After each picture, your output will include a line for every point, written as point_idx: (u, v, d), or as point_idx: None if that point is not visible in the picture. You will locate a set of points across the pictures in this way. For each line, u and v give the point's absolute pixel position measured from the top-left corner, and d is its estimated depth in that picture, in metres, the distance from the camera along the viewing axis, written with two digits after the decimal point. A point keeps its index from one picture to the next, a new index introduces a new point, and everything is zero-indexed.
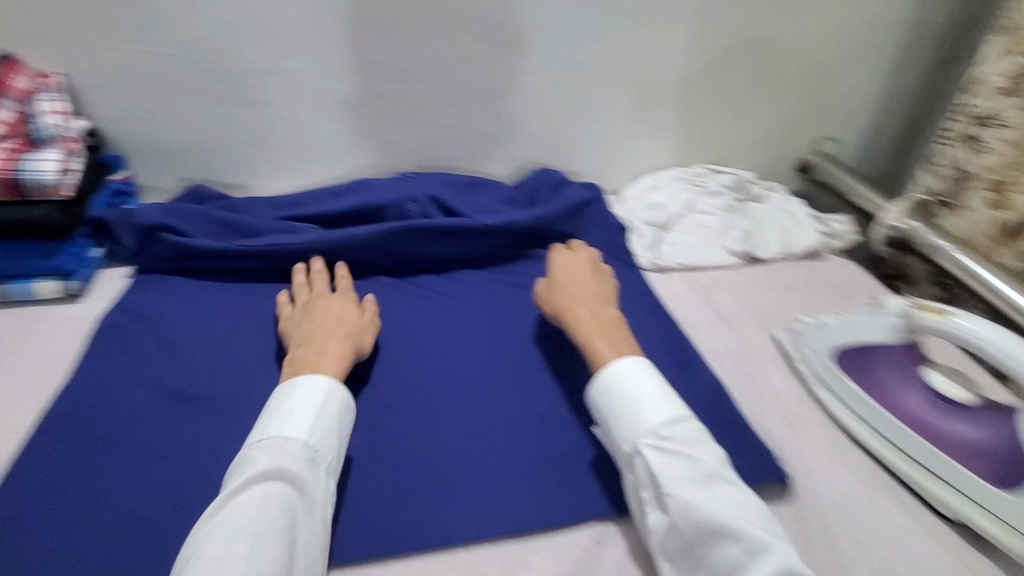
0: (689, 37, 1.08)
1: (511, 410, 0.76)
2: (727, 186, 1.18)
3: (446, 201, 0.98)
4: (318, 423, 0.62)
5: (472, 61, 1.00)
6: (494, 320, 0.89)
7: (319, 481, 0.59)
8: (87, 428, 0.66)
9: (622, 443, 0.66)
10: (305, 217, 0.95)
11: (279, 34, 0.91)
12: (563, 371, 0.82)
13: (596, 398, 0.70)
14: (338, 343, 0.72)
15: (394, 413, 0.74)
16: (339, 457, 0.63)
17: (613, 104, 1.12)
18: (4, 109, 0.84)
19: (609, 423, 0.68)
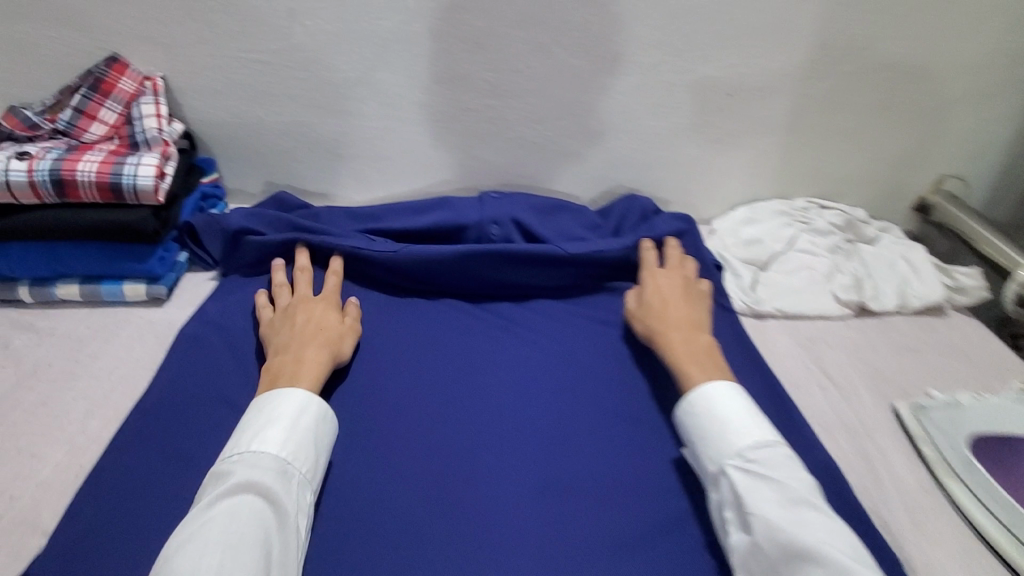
0: (811, 59, 0.97)
1: (591, 471, 0.70)
2: (836, 224, 1.07)
3: (529, 225, 0.93)
4: (296, 434, 0.62)
5: (568, 77, 0.94)
6: (578, 360, 0.83)
7: (294, 493, 0.59)
8: (161, 442, 0.64)
9: (708, 462, 0.66)
10: (383, 232, 0.92)
11: (373, 44, 0.88)
12: (650, 429, 0.75)
13: (683, 415, 0.70)
14: (318, 356, 0.71)
15: (461, 455, 0.70)
16: (319, 468, 0.63)
17: (714, 128, 1.03)
18: (108, 110, 0.86)
19: (695, 441, 0.68)
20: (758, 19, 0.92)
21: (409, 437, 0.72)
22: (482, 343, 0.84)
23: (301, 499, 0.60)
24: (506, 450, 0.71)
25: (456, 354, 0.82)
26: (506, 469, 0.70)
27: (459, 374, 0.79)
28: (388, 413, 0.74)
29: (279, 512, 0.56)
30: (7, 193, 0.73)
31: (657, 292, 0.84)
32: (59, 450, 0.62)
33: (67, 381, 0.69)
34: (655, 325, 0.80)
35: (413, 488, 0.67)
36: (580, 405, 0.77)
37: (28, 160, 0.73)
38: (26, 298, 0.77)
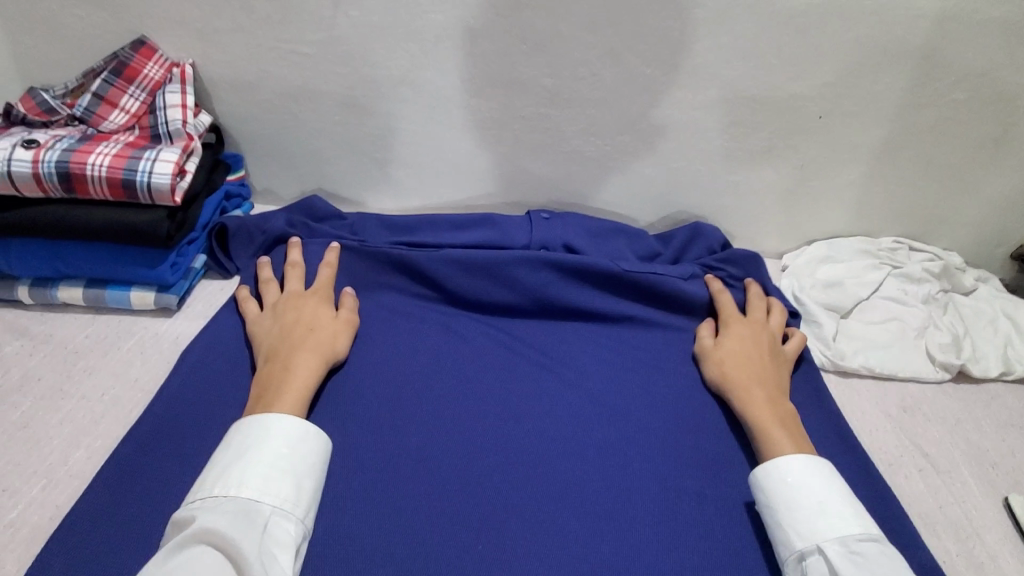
0: (920, 80, 0.84)
1: (650, 559, 0.57)
2: (931, 271, 0.94)
3: (583, 251, 0.82)
4: (269, 463, 0.53)
5: (636, 88, 0.83)
6: (637, 413, 0.69)
7: (260, 533, 0.48)
8: (150, 481, 0.56)
9: (793, 538, 0.54)
10: (416, 245, 0.82)
11: (422, 40, 0.79)
12: (722, 508, 0.61)
13: (760, 477, 0.59)
14: (308, 362, 0.64)
15: (494, 526, 0.58)
16: (304, 496, 0.53)
17: (795, 154, 0.91)
18: (130, 98, 0.80)
19: (773, 510, 0.57)
20: (863, 32, 0.79)
21: (431, 497, 0.59)
22: (520, 384, 0.70)
23: (284, 535, 0.50)
24: (548, 525, 0.58)
25: (491, 395, 0.69)
26: (549, 551, 0.56)
27: (492, 421, 0.66)
28: (408, 465, 0.62)
29: (252, 554, 0.46)
30: (9, 185, 0.65)
31: (740, 335, 0.74)
32: (33, 488, 0.55)
33: (55, 402, 0.62)
34: (734, 370, 0.70)
35: (436, 567, 0.55)
36: (639, 472, 0.63)
37: (35, 149, 0.66)
38: (25, 301, 0.70)
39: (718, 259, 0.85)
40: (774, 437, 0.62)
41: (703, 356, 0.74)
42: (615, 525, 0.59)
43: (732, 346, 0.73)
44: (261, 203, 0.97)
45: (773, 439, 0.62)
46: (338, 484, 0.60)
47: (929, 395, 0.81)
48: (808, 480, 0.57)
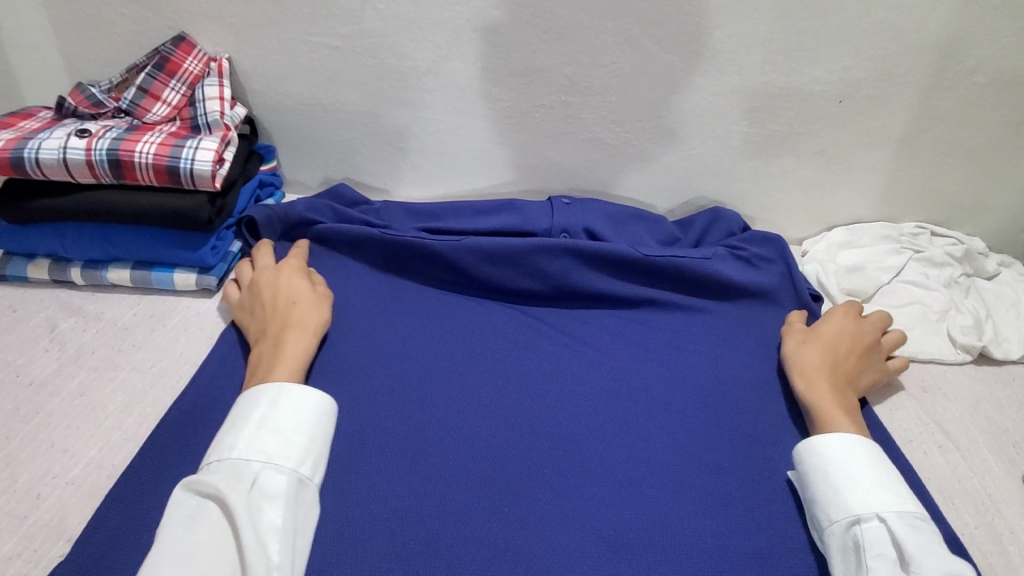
0: (941, 63, 0.84)
1: (670, 526, 0.59)
2: (954, 255, 0.94)
3: (604, 236, 0.84)
4: (256, 424, 0.55)
5: (655, 74, 0.85)
6: (657, 390, 0.71)
7: (250, 486, 0.51)
8: (196, 446, 0.59)
9: (852, 502, 0.55)
10: (441, 231, 0.85)
11: (446, 31, 0.82)
12: (741, 480, 0.63)
13: (823, 444, 0.60)
14: (294, 334, 0.65)
15: (521, 493, 0.60)
16: (297, 450, 0.55)
17: (815, 139, 0.92)
18: (172, 91, 0.84)
19: (831, 475, 0.58)
20: (883, 15, 0.80)
21: (459, 464, 0.61)
22: (543, 362, 0.73)
23: (276, 488, 0.52)
24: (571, 492, 0.60)
25: (515, 371, 0.71)
26: (571, 517, 0.58)
27: (517, 395, 0.68)
28: (436, 435, 0.64)
29: (240, 507, 0.49)
30: (63, 172, 0.69)
31: (836, 325, 0.74)
32: (90, 450, 0.59)
33: (108, 372, 0.66)
34: (810, 352, 0.71)
35: (464, 530, 0.57)
36: (659, 445, 0.65)
37: (87, 138, 0.70)
38: (76, 281, 0.75)
39: (738, 241, 0.86)
40: (831, 415, 0.64)
41: (786, 333, 0.76)
42: (637, 493, 0.61)
43: (831, 337, 0.72)
44: (292, 193, 1.01)
45: (830, 419, 0.63)
46: (371, 450, 0.62)
47: (949, 377, 0.82)
48: (859, 450, 0.59)
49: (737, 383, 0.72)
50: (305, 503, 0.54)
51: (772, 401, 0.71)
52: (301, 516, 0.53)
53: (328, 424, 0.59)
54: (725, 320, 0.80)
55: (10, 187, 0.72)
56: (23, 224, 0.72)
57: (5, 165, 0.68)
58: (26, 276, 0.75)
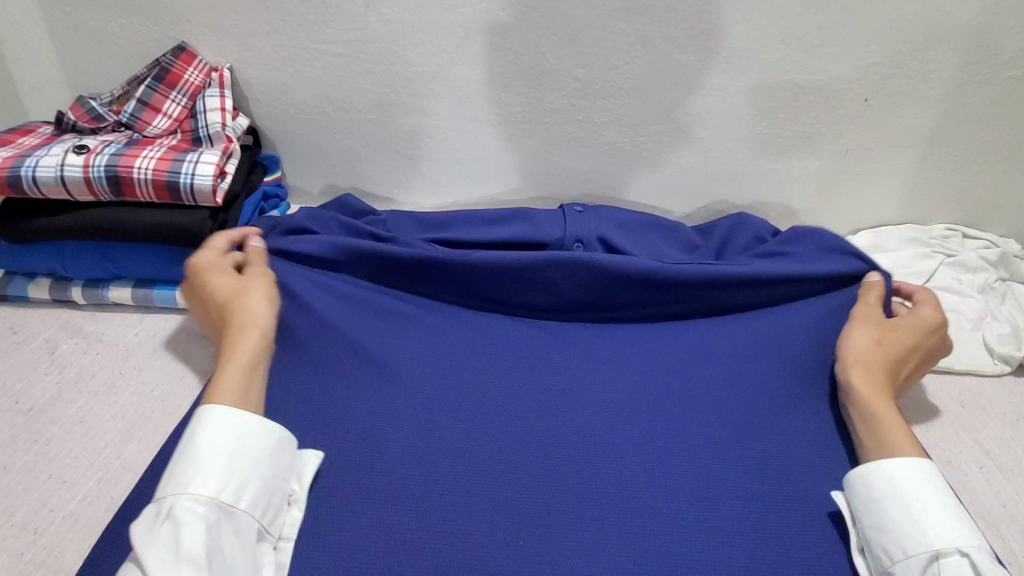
0: (975, 57, 0.79)
1: (693, 559, 0.55)
2: (987, 259, 0.90)
3: (619, 244, 0.81)
4: (178, 456, 0.53)
5: (670, 75, 0.81)
6: (679, 408, 0.67)
7: (162, 526, 0.49)
8: None
9: (930, 535, 0.52)
10: (450, 242, 0.82)
11: (452, 35, 0.79)
12: (769, 507, 0.59)
13: (893, 468, 0.56)
14: (242, 335, 0.63)
15: (533, 522, 0.57)
16: (218, 475, 0.52)
17: (839, 139, 0.87)
18: (172, 103, 0.82)
19: (906, 505, 0.54)
20: (912, 8, 0.76)
21: (471, 491, 0.59)
22: (558, 377, 0.69)
23: (194, 518, 0.49)
24: (590, 521, 0.57)
25: (527, 389, 0.68)
26: (588, 549, 0.55)
27: (532, 416, 0.65)
28: (448, 460, 0.61)
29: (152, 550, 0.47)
30: (61, 190, 0.67)
31: (914, 330, 0.70)
32: (89, 479, 0.57)
33: (108, 397, 0.64)
34: (878, 356, 0.67)
35: (479, 563, 0.54)
36: (681, 468, 0.62)
37: (85, 154, 0.68)
38: (77, 300, 0.73)
39: (776, 244, 0.80)
40: (892, 425, 0.61)
41: (858, 321, 0.70)
42: (658, 521, 0.58)
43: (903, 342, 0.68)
44: (298, 203, 0.99)
45: (891, 433, 0.60)
46: (381, 478, 0.59)
47: (986, 390, 0.78)
48: (924, 475, 0.56)
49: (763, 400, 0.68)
50: (235, 531, 0.51)
51: (800, 419, 0.67)
52: (231, 545, 0.50)
53: (258, 441, 0.55)
54: (755, 328, 0.73)
55: (6, 206, 0.70)
56: (21, 244, 0.70)
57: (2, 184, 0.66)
58: (27, 296, 0.73)
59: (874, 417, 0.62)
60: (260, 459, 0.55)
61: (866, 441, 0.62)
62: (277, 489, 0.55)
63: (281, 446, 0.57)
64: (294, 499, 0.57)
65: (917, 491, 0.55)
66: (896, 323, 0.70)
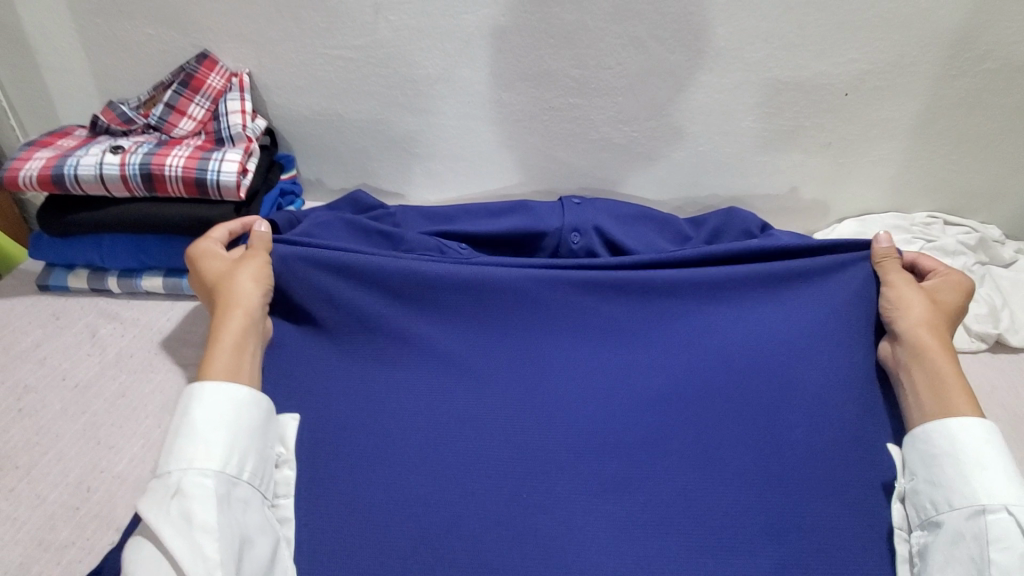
0: (950, 52, 0.84)
1: (685, 503, 0.61)
2: (967, 243, 0.94)
3: (613, 233, 0.85)
4: (175, 435, 0.57)
5: (662, 74, 0.86)
6: (680, 364, 0.69)
7: (167, 502, 0.53)
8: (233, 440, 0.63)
9: (979, 493, 0.57)
10: (453, 235, 0.87)
11: (456, 39, 0.85)
12: (758, 459, 0.63)
13: (958, 430, 0.60)
14: (228, 318, 0.66)
15: (534, 475, 0.62)
16: (220, 449, 0.57)
17: (822, 133, 0.92)
18: (197, 106, 0.88)
19: (961, 462, 0.59)
20: (887, 7, 0.80)
21: (478, 452, 0.63)
22: (562, 342, 0.72)
23: (203, 490, 0.54)
24: (586, 476, 0.62)
25: (528, 351, 0.71)
26: (586, 501, 0.61)
27: (534, 382, 0.68)
28: (458, 425, 0.65)
29: (165, 524, 0.52)
30: (100, 186, 0.73)
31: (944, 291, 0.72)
32: (132, 445, 0.63)
33: (145, 374, 0.70)
34: (922, 320, 0.69)
35: (487, 515, 0.60)
36: (675, 425, 0.66)
37: (121, 154, 0.74)
38: (113, 288, 0.79)
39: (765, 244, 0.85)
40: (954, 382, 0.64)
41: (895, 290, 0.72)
42: (650, 473, 0.62)
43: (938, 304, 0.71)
44: (311, 199, 1.05)
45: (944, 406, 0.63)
46: (398, 438, 0.64)
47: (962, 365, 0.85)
48: (979, 439, 0.60)
49: (778, 350, 0.69)
50: (242, 499, 0.57)
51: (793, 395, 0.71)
52: (241, 511, 0.56)
53: (251, 414, 0.60)
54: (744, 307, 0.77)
55: (50, 203, 0.76)
56: (63, 237, 0.76)
57: (47, 182, 0.72)
58: (67, 286, 0.79)
59: (937, 375, 0.65)
60: (255, 430, 0.60)
61: (928, 402, 0.64)
62: (267, 456, 0.61)
63: (267, 418, 0.63)
64: (283, 460, 0.63)
65: (973, 450, 0.59)
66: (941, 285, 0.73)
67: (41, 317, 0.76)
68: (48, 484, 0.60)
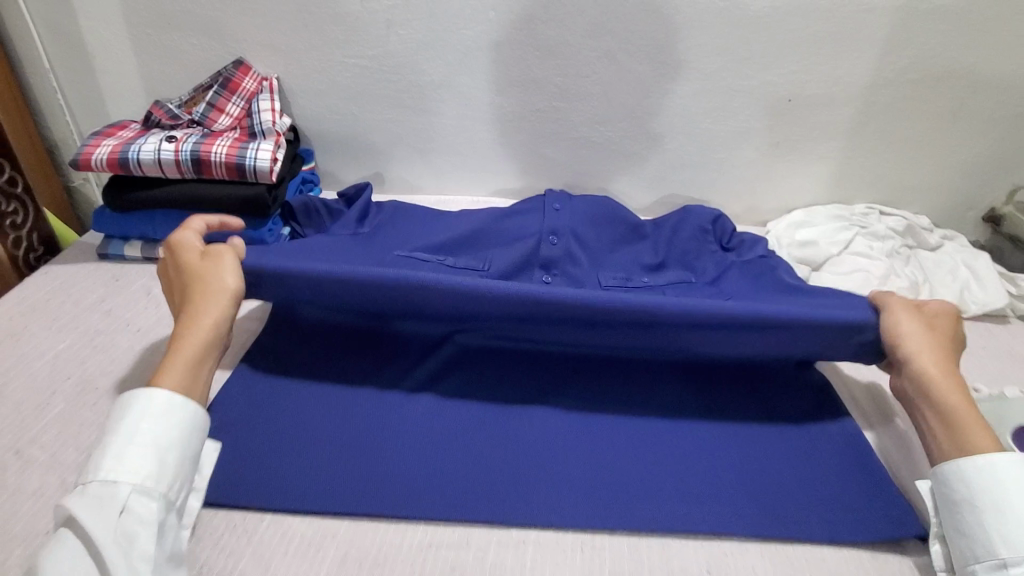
0: (877, 65, 0.99)
1: (642, 418, 0.72)
2: (897, 230, 1.08)
3: (584, 238, 0.95)
4: (125, 442, 0.54)
5: (632, 81, 1.01)
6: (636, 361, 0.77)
7: (105, 518, 0.50)
8: (257, 363, 0.75)
9: (996, 545, 0.54)
10: (437, 240, 0.92)
11: (456, 51, 1.00)
12: (691, 386, 0.76)
13: (980, 473, 0.57)
14: (191, 328, 0.62)
15: (500, 398, 0.73)
16: (168, 471, 0.54)
17: (770, 133, 1.07)
18: (233, 106, 1.02)
19: (978, 509, 0.56)
20: (820, 26, 0.95)
21: (469, 413, 0.71)
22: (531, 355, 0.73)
23: (146, 513, 0.52)
24: (549, 400, 0.73)
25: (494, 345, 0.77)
26: (550, 416, 0.71)
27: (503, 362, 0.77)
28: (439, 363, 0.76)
29: (102, 541, 0.50)
30: (157, 169, 0.87)
31: (942, 317, 0.70)
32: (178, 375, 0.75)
33: None
34: (931, 347, 0.65)
35: (464, 418, 0.70)
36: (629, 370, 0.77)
37: (174, 143, 0.88)
38: (163, 257, 0.92)
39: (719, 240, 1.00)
40: (965, 411, 0.61)
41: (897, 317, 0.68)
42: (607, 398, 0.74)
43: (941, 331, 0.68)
44: (326, 189, 1.19)
45: (965, 439, 0.59)
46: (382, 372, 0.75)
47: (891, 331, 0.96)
48: (1004, 478, 0.56)
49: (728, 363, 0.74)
50: (176, 527, 0.55)
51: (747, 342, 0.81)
52: (173, 540, 0.54)
53: (197, 440, 0.58)
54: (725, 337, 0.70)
55: (114, 181, 0.90)
56: (123, 211, 0.90)
57: (114, 164, 0.86)
58: (123, 254, 0.92)
59: (947, 412, 0.61)
60: (196, 456, 0.58)
61: (942, 439, 0.61)
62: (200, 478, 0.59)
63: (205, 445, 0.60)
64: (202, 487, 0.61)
65: (998, 494, 0.55)
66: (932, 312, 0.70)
67: (102, 278, 0.89)
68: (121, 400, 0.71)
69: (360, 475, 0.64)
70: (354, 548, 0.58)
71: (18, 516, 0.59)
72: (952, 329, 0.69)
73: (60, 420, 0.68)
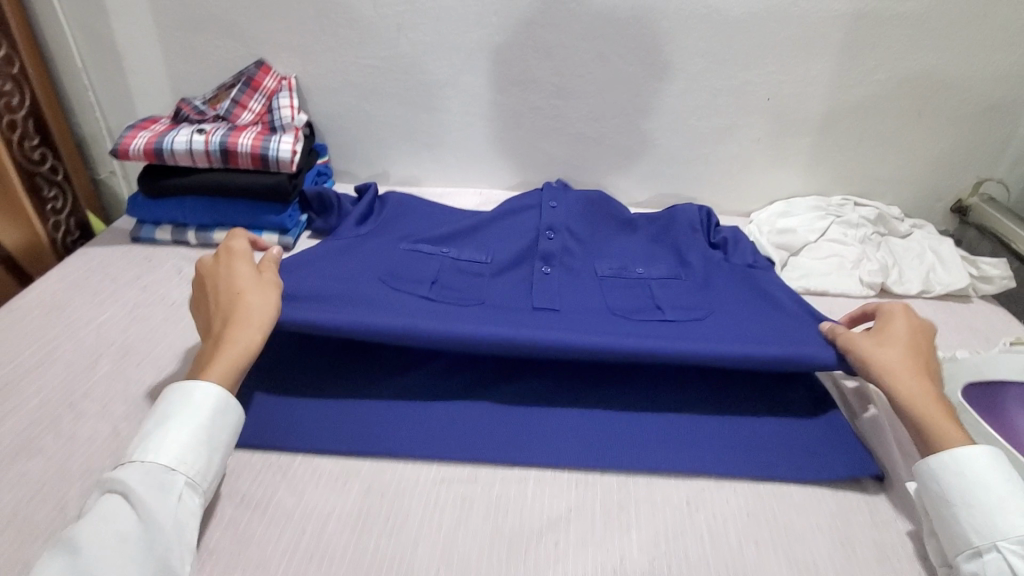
0: (848, 67, 1.08)
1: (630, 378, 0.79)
2: (869, 219, 1.16)
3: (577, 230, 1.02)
4: (190, 432, 0.59)
5: (623, 81, 1.10)
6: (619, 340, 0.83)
7: (163, 505, 0.55)
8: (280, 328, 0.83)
9: (970, 536, 0.57)
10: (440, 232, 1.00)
11: (461, 53, 1.08)
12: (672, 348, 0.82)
13: (952, 470, 0.60)
14: (237, 331, 0.65)
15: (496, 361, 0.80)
16: (214, 469, 0.60)
17: (751, 129, 1.15)
18: (255, 102, 1.10)
19: (952, 505, 0.60)
20: (795, 30, 1.04)
21: (474, 374, 0.78)
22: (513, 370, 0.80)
23: (192, 506, 0.57)
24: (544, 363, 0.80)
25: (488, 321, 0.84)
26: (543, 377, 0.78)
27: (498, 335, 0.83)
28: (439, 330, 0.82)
29: (160, 526, 0.54)
30: (189, 158, 0.95)
31: (898, 322, 0.74)
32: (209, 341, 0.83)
33: None
34: (894, 358, 0.70)
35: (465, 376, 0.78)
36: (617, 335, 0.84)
37: (204, 136, 0.96)
38: (191, 241, 1.00)
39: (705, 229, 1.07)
40: (940, 414, 0.64)
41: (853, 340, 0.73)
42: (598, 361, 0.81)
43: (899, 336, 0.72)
44: (338, 182, 1.27)
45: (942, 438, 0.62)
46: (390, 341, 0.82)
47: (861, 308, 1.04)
48: (973, 474, 0.59)
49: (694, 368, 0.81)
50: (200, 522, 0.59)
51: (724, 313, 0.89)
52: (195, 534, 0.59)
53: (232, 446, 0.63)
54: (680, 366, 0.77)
55: (149, 170, 0.98)
56: (156, 198, 0.99)
57: (150, 154, 0.95)
58: (154, 238, 1.00)
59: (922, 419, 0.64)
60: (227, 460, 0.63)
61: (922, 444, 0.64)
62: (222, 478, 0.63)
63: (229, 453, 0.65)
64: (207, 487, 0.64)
65: (967, 489, 0.59)
66: (887, 315, 0.76)
67: (134, 260, 0.97)
68: (158, 362, 0.78)
69: (369, 428, 0.71)
70: (375, 484, 0.66)
71: (73, 457, 0.66)
72: (912, 333, 0.73)
73: (105, 380, 0.76)
